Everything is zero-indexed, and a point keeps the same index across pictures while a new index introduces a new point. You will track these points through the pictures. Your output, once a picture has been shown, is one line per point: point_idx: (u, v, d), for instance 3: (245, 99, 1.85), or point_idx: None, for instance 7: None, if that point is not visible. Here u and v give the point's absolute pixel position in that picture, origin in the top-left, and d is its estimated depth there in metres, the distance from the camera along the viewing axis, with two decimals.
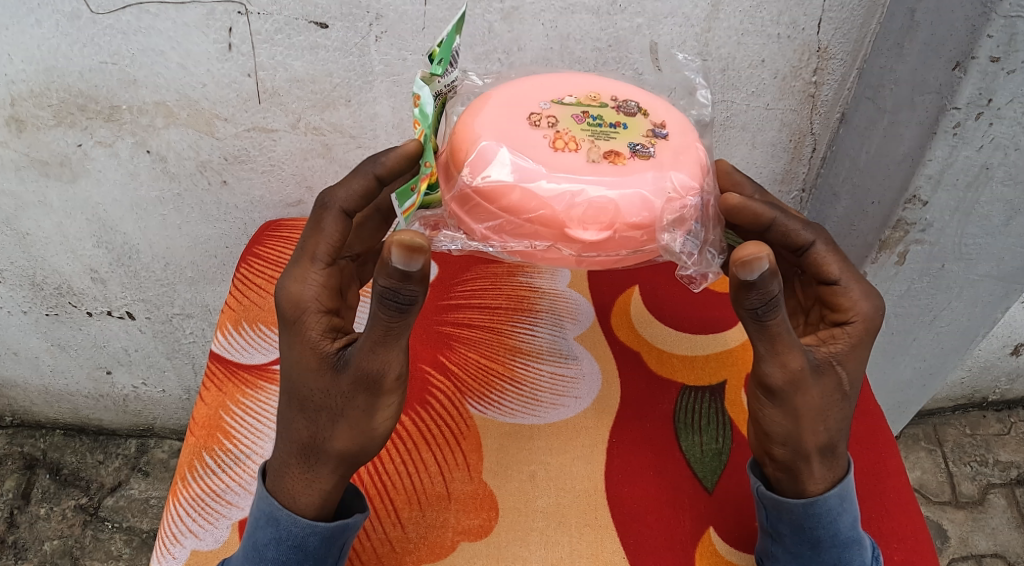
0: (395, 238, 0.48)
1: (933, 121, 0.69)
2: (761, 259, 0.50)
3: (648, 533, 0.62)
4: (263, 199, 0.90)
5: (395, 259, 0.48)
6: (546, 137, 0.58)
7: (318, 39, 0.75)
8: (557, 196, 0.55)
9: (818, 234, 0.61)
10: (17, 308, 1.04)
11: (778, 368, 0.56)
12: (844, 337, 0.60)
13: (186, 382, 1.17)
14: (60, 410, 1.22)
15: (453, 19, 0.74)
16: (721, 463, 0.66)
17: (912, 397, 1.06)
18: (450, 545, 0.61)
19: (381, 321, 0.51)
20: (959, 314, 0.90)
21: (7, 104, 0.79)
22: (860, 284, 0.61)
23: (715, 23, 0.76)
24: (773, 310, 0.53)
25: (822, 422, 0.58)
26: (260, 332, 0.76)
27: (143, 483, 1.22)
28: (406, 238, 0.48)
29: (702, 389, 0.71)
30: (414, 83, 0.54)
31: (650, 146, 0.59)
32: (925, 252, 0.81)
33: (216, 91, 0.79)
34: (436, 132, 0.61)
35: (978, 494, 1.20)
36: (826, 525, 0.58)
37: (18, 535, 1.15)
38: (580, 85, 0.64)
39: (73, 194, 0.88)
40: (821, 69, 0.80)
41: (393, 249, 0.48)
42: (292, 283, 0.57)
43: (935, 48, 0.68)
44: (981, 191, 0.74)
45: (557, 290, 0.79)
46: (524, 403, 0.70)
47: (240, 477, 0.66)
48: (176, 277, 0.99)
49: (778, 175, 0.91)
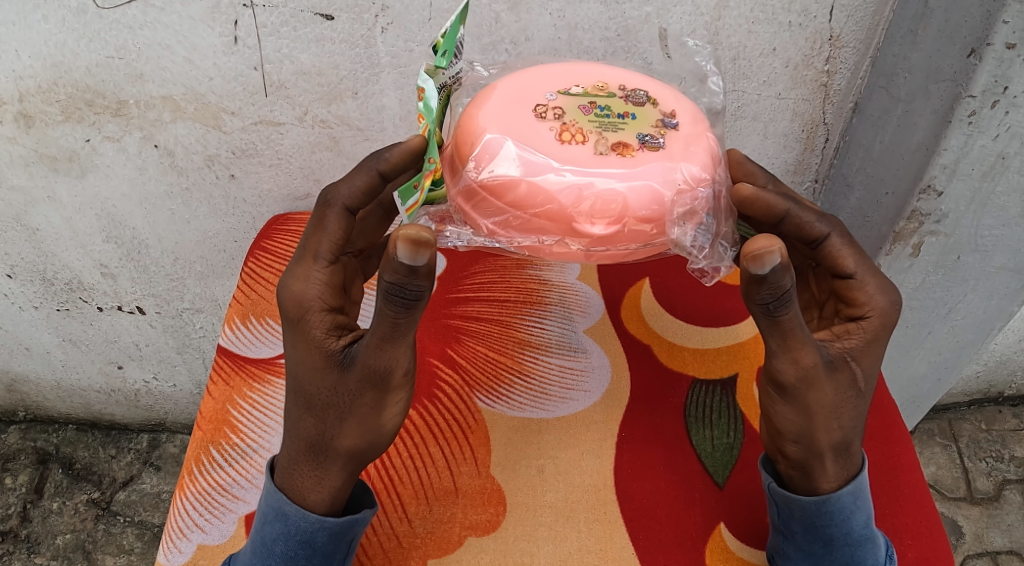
0: (401, 232, 0.48)
1: (949, 109, 0.68)
2: (771, 253, 0.49)
3: (657, 529, 0.61)
4: (271, 192, 0.89)
5: (401, 253, 0.48)
6: (553, 130, 0.57)
7: (324, 32, 0.75)
8: (564, 190, 0.54)
9: (833, 226, 0.60)
10: (28, 303, 1.04)
11: (789, 364, 0.55)
12: (860, 332, 0.59)
13: (196, 377, 1.17)
14: (72, 405, 1.23)
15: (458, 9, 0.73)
16: (732, 457, 0.65)
17: (927, 391, 1.05)
18: (458, 540, 0.61)
19: (388, 316, 0.50)
20: (975, 308, 0.89)
21: (15, 99, 0.79)
22: (876, 278, 0.60)
23: (725, 11, 0.75)
24: (785, 306, 0.52)
25: (836, 419, 0.57)
26: (267, 327, 0.76)
27: (154, 478, 1.22)
28: (412, 232, 0.47)
29: (713, 383, 0.70)
30: (419, 76, 0.55)
31: (659, 138, 0.58)
32: (940, 244, 0.80)
33: (223, 85, 0.78)
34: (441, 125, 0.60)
35: (993, 490, 1.18)
36: (838, 523, 0.58)
37: (31, 529, 1.16)
38: (586, 75, 0.63)
39: (83, 189, 0.88)
40: (833, 58, 0.79)
41: (399, 244, 0.47)
42: (295, 282, 0.57)
43: (950, 35, 0.66)
44: (997, 181, 0.73)
45: (567, 283, 0.79)
46: (533, 397, 0.69)
47: (247, 472, 0.66)
48: (186, 272, 0.99)
49: (790, 165, 0.89)
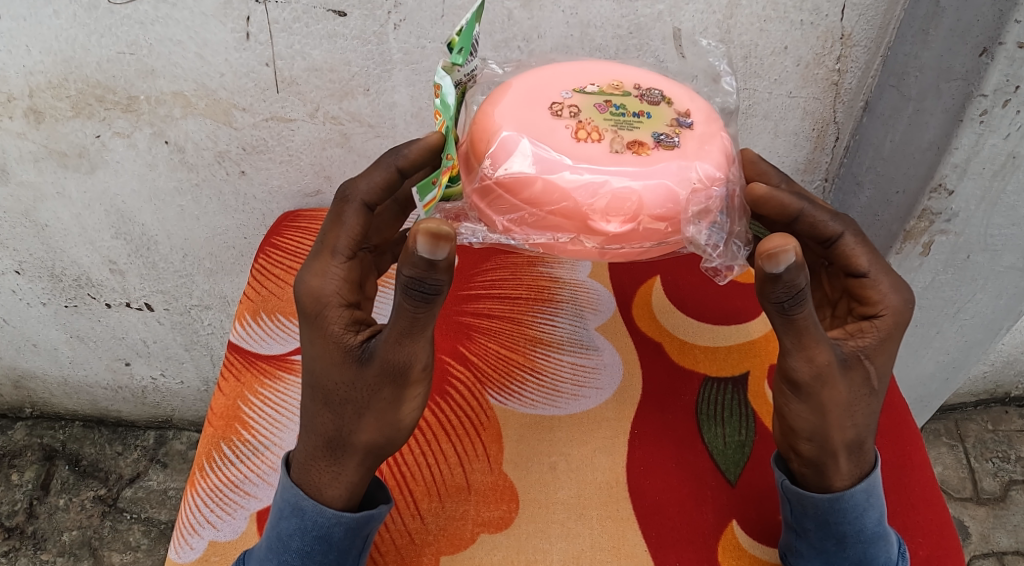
0: (420, 227, 0.48)
1: (960, 108, 0.68)
2: (787, 251, 0.49)
3: (670, 527, 0.61)
4: (281, 189, 0.89)
5: (420, 248, 0.48)
6: (568, 128, 0.57)
7: (336, 28, 0.75)
8: (580, 187, 0.54)
9: (846, 225, 0.60)
10: (36, 299, 1.04)
11: (804, 363, 0.55)
12: (873, 330, 0.58)
13: (204, 374, 1.17)
14: (79, 401, 1.23)
15: (472, 6, 0.73)
16: (744, 455, 0.65)
17: (935, 391, 1.05)
18: (470, 537, 0.61)
19: (407, 311, 0.50)
20: (984, 307, 0.89)
21: (26, 95, 0.79)
22: (889, 276, 0.60)
23: (737, 9, 0.75)
24: (800, 304, 0.51)
25: (850, 417, 0.57)
26: (278, 323, 0.76)
27: (161, 474, 1.22)
28: (432, 226, 0.47)
29: (725, 381, 0.70)
30: (435, 73, 0.55)
31: (674, 136, 0.58)
32: (950, 243, 0.80)
33: (234, 81, 0.78)
34: (457, 123, 0.60)
35: (999, 491, 1.18)
36: (851, 521, 0.58)
37: (37, 525, 1.16)
38: (601, 74, 0.63)
39: (92, 185, 0.88)
40: (845, 56, 0.79)
41: (418, 239, 0.47)
42: (312, 277, 0.56)
43: (962, 34, 0.67)
44: (1008, 181, 0.73)
45: (578, 280, 0.79)
46: (545, 394, 0.69)
47: (259, 468, 0.66)
48: (194, 268, 0.99)
49: (800, 164, 0.89)
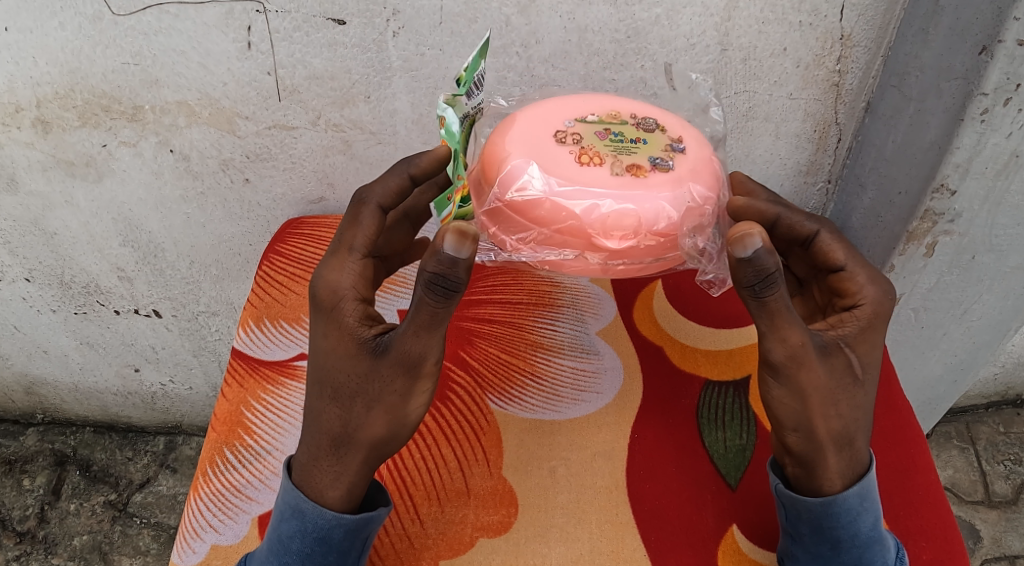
0: (450, 226, 0.51)
1: (960, 108, 0.68)
2: (753, 234, 0.51)
3: (669, 530, 0.61)
4: (285, 196, 0.90)
5: (447, 244, 0.50)
6: (571, 154, 0.57)
7: (336, 37, 0.75)
8: (584, 211, 0.55)
9: (823, 225, 0.64)
10: (47, 307, 1.05)
11: (778, 343, 0.55)
12: (853, 320, 0.60)
13: (213, 380, 1.18)
14: (90, 407, 1.24)
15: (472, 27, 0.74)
16: (744, 459, 0.65)
17: (943, 393, 1.04)
18: (469, 541, 0.61)
19: (427, 305, 0.52)
20: (990, 308, 0.88)
21: (33, 105, 0.81)
22: (868, 270, 0.62)
23: (735, 12, 0.75)
24: (771, 286, 0.52)
25: (833, 406, 0.56)
26: (281, 329, 0.76)
27: (171, 479, 1.24)
28: (460, 225, 0.51)
29: (726, 384, 0.70)
30: (438, 107, 0.56)
31: (670, 161, 0.58)
32: (955, 243, 0.79)
33: (237, 90, 0.79)
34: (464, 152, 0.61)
35: (1011, 494, 1.17)
36: (845, 526, 0.57)
37: (48, 530, 1.17)
38: (600, 105, 0.63)
39: (100, 194, 0.90)
40: (845, 57, 0.79)
41: (445, 236, 0.50)
42: (330, 271, 0.59)
43: (962, 32, 0.66)
44: (1011, 180, 0.72)
45: (579, 285, 0.79)
46: (545, 399, 0.69)
47: (261, 473, 0.66)
48: (201, 275, 1.00)
49: (802, 166, 0.88)
